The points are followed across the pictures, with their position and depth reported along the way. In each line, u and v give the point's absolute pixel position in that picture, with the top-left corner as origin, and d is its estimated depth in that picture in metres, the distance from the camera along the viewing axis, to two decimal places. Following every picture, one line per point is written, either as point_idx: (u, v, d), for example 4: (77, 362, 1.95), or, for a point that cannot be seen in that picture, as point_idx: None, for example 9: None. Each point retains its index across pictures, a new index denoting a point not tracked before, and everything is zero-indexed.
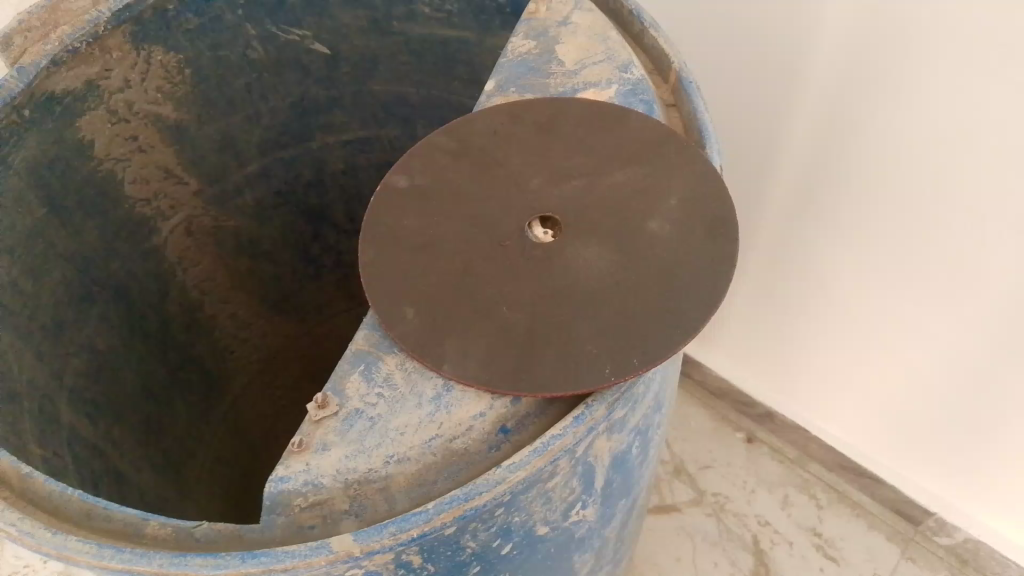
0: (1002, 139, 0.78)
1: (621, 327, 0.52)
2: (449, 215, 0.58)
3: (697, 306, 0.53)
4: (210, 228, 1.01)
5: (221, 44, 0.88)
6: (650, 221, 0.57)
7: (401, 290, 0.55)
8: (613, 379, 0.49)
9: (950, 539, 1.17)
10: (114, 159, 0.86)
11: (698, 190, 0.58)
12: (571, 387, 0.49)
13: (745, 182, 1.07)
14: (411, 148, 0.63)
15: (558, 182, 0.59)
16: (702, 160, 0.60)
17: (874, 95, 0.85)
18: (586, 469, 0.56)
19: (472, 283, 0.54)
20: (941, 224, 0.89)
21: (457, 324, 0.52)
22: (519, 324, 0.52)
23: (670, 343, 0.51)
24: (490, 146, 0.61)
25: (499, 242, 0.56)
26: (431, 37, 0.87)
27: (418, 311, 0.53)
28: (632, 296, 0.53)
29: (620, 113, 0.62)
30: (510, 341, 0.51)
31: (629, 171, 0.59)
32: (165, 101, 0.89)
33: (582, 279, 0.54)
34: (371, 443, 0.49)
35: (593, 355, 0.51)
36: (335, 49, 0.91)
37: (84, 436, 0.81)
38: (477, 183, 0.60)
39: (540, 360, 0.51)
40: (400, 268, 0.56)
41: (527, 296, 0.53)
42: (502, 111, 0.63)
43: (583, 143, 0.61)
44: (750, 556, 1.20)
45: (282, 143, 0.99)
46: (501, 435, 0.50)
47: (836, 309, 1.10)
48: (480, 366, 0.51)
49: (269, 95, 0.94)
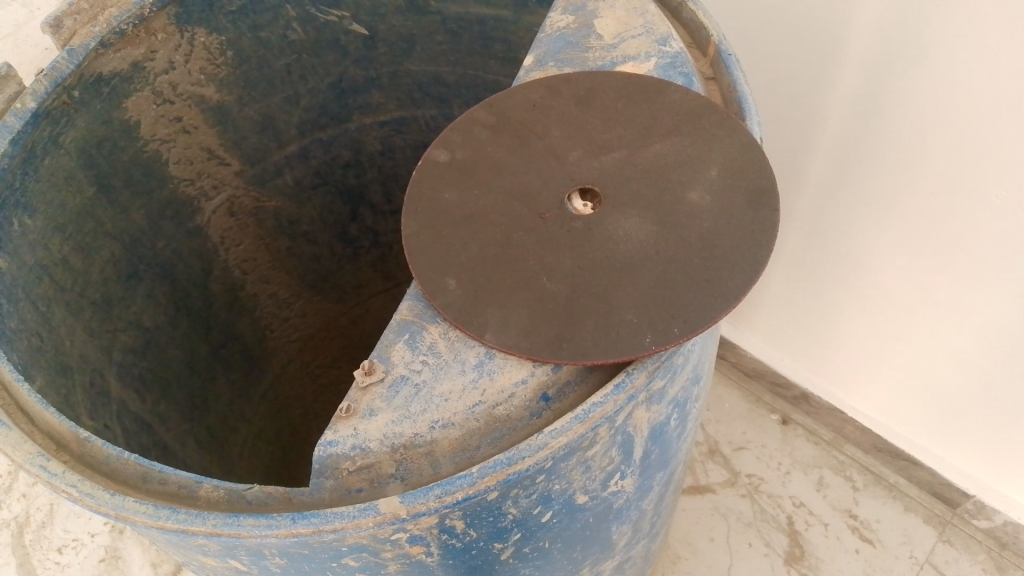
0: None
1: (661, 296, 0.52)
2: (490, 188, 0.59)
3: (738, 276, 0.53)
4: (252, 208, 1.02)
5: (262, 26, 0.89)
6: (690, 192, 0.57)
7: (444, 262, 0.56)
8: (653, 347, 0.50)
9: (989, 521, 1.17)
10: (159, 140, 0.88)
11: (741, 161, 0.58)
12: (611, 354, 0.50)
13: (781, 161, 1.07)
14: (452, 123, 0.63)
15: (597, 154, 0.60)
16: (742, 131, 0.59)
17: (912, 70, 0.84)
18: (625, 439, 0.57)
19: (514, 252, 0.55)
20: (981, 202, 0.88)
21: (498, 293, 0.53)
22: (560, 292, 0.53)
23: (710, 312, 0.52)
24: (530, 119, 0.62)
25: (540, 214, 0.57)
26: (468, 16, 0.88)
27: (460, 282, 0.54)
28: (670, 265, 0.54)
29: (659, 85, 0.62)
30: (551, 310, 0.52)
31: (669, 143, 0.60)
32: (208, 83, 0.90)
33: (620, 250, 0.55)
34: (417, 408, 0.50)
35: (632, 324, 0.51)
36: (372, 29, 0.92)
37: (132, 409, 0.84)
38: (517, 155, 0.60)
39: (581, 329, 0.51)
40: (441, 240, 0.57)
41: (567, 266, 0.54)
42: (539, 84, 0.64)
43: (622, 115, 0.61)
44: (784, 536, 1.21)
45: (321, 124, 1.00)
46: (543, 402, 0.51)
47: (871, 286, 1.09)
48: (521, 335, 0.52)
49: (308, 77, 0.95)
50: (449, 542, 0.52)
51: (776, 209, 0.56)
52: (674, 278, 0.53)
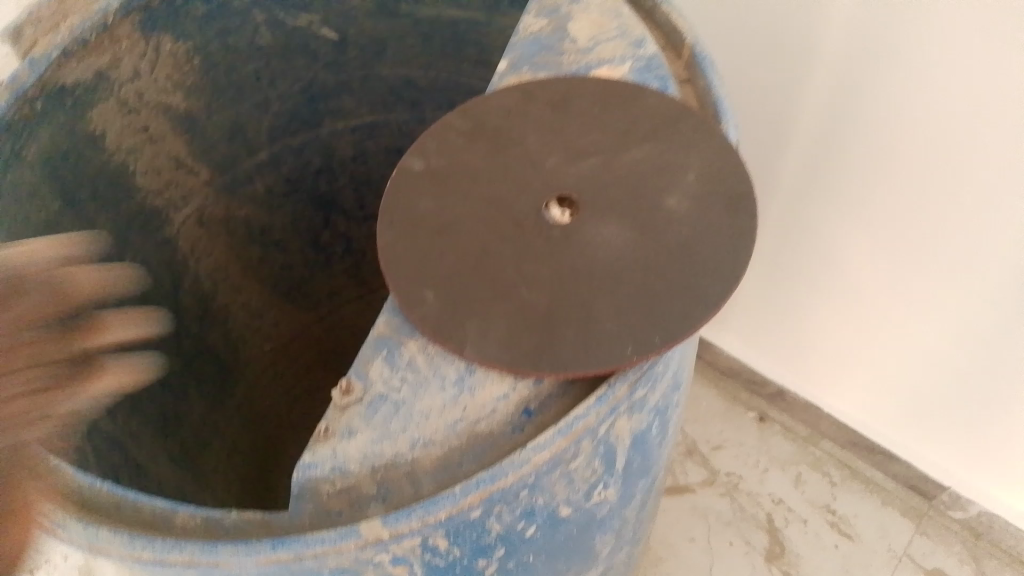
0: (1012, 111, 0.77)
1: (642, 305, 0.52)
2: (466, 197, 0.58)
3: (718, 282, 0.52)
4: (222, 217, 1.01)
5: (230, 31, 0.86)
6: (667, 198, 0.57)
7: (421, 273, 0.55)
8: (635, 358, 0.50)
9: (964, 513, 1.18)
10: (125, 150, 0.86)
11: (717, 165, 0.58)
12: (593, 366, 0.49)
13: (755, 161, 1.07)
14: (426, 130, 0.62)
15: (574, 160, 0.59)
16: (718, 136, 0.59)
17: (885, 70, 0.84)
18: (607, 449, 0.56)
19: (492, 262, 0.54)
20: (954, 199, 0.88)
21: (476, 304, 0.53)
22: (540, 302, 0.52)
23: (692, 320, 0.51)
24: (505, 126, 0.61)
25: (517, 222, 0.56)
26: (440, 19, 0.86)
27: (437, 293, 0.53)
28: (651, 273, 0.53)
29: (634, 91, 0.62)
30: (531, 320, 0.52)
31: (646, 148, 0.59)
32: (174, 91, 0.87)
33: (600, 258, 0.54)
34: (396, 427, 0.49)
35: (614, 333, 0.51)
36: (343, 33, 0.90)
37: (102, 427, 0.82)
38: (492, 162, 0.59)
39: (562, 339, 0.51)
40: (417, 252, 0.56)
41: (546, 275, 0.53)
42: (513, 90, 0.63)
43: (599, 121, 0.60)
44: (764, 534, 1.21)
45: (292, 130, 1.00)
46: (525, 416, 0.50)
47: (844, 283, 1.09)
48: (502, 347, 0.51)
49: (278, 81, 0.94)
50: (432, 562, 0.50)
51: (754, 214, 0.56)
52: (653, 287, 0.53)
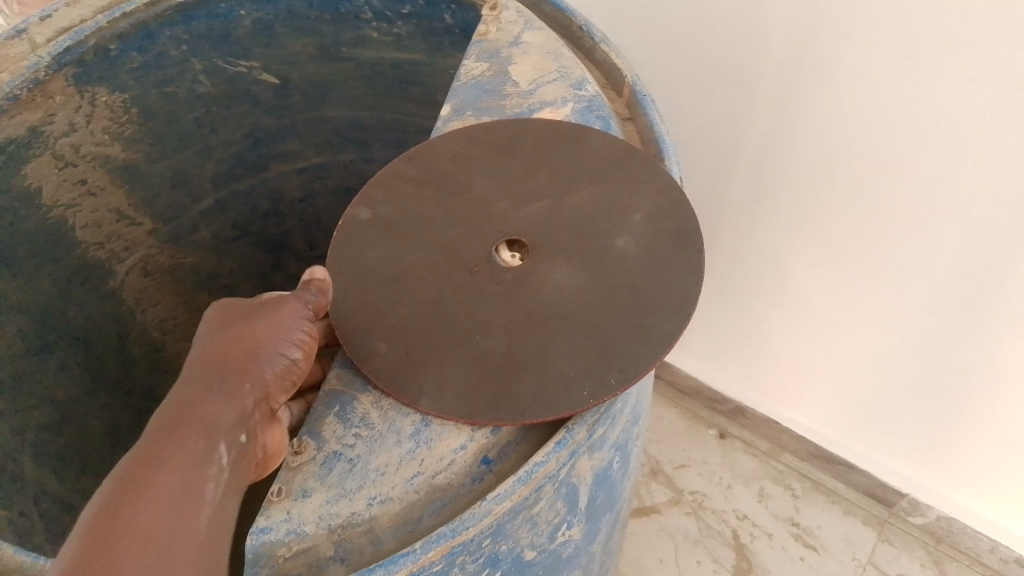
0: (942, 127, 0.80)
1: (598, 346, 0.52)
2: (416, 245, 0.58)
3: (670, 320, 0.53)
4: (168, 266, 1.00)
5: (170, 80, 0.85)
6: (616, 238, 0.57)
7: (374, 324, 0.54)
8: (592, 400, 0.49)
9: (923, 518, 1.20)
10: (63, 206, 0.82)
11: (663, 204, 0.59)
12: (552, 411, 0.49)
13: (702, 186, 1.09)
14: (373, 179, 0.62)
15: (522, 204, 0.59)
16: (663, 174, 0.60)
17: (821, 92, 0.86)
18: (569, 490, 0.56)
19: (445, 310, 0.54)
20: (896, 213, 0.91)
21: (431, 354, 0.52)
22: (494, 348, 0.52)
23: (647, 358, 0.51)
24: (452, 172, 0.61)
25: (469, 269, 0.56)
26: (382, 61, 0.87)
27: (391, 344, 0.53)
28: (604, 313, 0.53)
29: (577, 130, 0.62)
30: (488, 368, 0.51)
31: (593, 188, 0.60)
32: (113, 142, 0.85)
33: (552, 300, 0.54)
34: (353, 485, 0.48)
35: (571, 377, 0.50)
36: (284, 78, 0.90)
37: (50, 490, 0.79)
38: (441, 209, 0.59)
39: (518, 386, 0.50)
40: (368, 303, 0.55)
41: (500, 321, 0.53)
42: (458, 135, 0.63)
43: (544, 162, 0.61)
44: (731, 551, 1.21)
45: (237, 175, 0.98)
46: (484, 466, 0.50)
47: (794, 300, 1.12)
48: (459, 397, 0.50)
49: (220, 128, 0.93)
50: None
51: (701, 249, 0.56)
52: (606, 328, 0.53)
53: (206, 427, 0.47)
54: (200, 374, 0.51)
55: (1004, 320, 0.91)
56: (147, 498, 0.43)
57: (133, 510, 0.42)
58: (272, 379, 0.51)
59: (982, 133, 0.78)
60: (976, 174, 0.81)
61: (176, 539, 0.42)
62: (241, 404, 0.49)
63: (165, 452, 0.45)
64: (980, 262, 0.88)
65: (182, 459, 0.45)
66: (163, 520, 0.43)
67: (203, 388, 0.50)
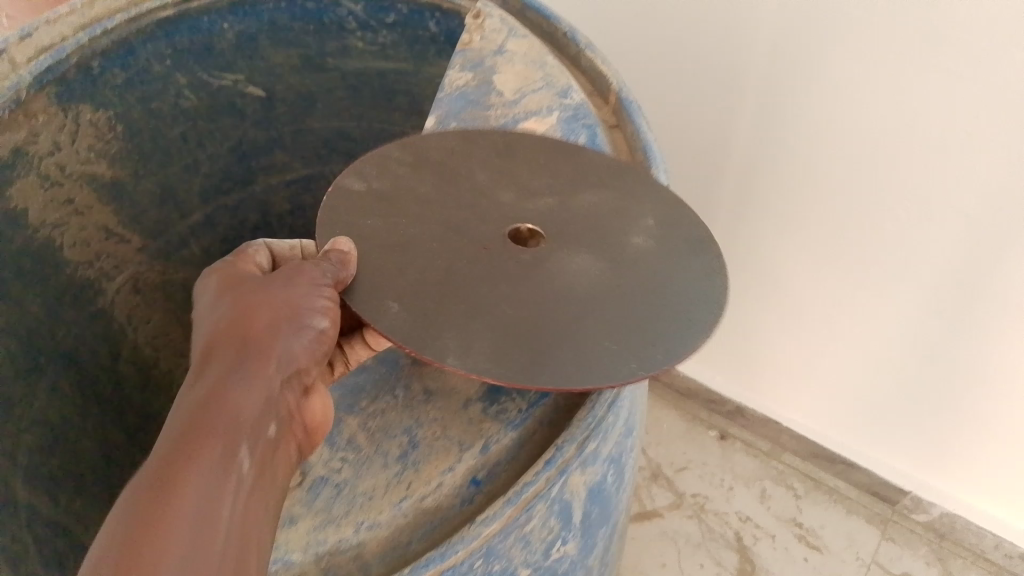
0: (934, 127, 0.80)
1: (632, 324, 0.50)
2: (418, 220, 0.55)
3: (703, 309, 0.51)
4: (157, 282, 0.99)
5: (152, 96, 0.84)
6: (633, 236, 0.56)
7: (384, 286, 0.51)
8: (643, 371, 0.47)
9: (927, 515, 1.19)
10: (50, 226, 0.80)
11: (672, 213, 0.58)
12: (599, 378, 0.46)
13: (694, 189, 1.08)
14: (364, 155, 0.60)
15: (529, 199, 0.58)
16: (662, 189, 0.60)
17: (807, 95, 0.87)
18: (563, 506, 0.55)
19: (458, 284, 0.51)
20: (890, 215, 0.90)
21: (451, 319, 0.49)
22: (519, 322, 0.49)
23: (687, 337, 0.49)
24: (450, 160, 0.60)
25: (481, 246, 0.54)
26: (367, 71, 0.88)
27: (404, 304, 0.49)
28: (632, 298, 0.52)
29: (575, 148, 0.62)
30: (515, 335, 0.48)
31: (598, 195, 0.59)
32: (98, 159, 0.83)
33: (575, 285, 0.52)
34: (339, 511, 0.48)
35: (613, 351, 0.48)
36: (269, 90, 0.91)
37: (45, 516, 0.77)
38: (441, 191, 0.58)
39: (547, 357, 0.47)
40: (368, 272, 0.51)
41: (522, 299, 0.51)
42: (452, 135, 0.62)
43: (546, 166, 0.60)
44: (734, 554, 1.18)
45: (225, 189, 0.99)
46: (473, 487, 0.48)
47: (786, 306, 1.12)
48: (492, 362, 0.46)
49: (206, 142, 0.93)
50: None
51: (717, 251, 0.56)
52: (635, 313, 0.51)
53: (240, 403, 0.41)
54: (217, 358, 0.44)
55: (1003, 317, 0.91)
56: (176, 499, 0.36)
57: (172, 498, 0.37)
58: (303, 353, 0.46)
59: (985, 128, 0.78)
60: (983, 167, 0.80)
61: (208, 544, 0.36)
62: (273, 379, 0.44)
63: (192, 447, 0.39)
64: (980, 260, 0.87)
65: (217, 439, 0.39)
66: (197, 515, 0.37)
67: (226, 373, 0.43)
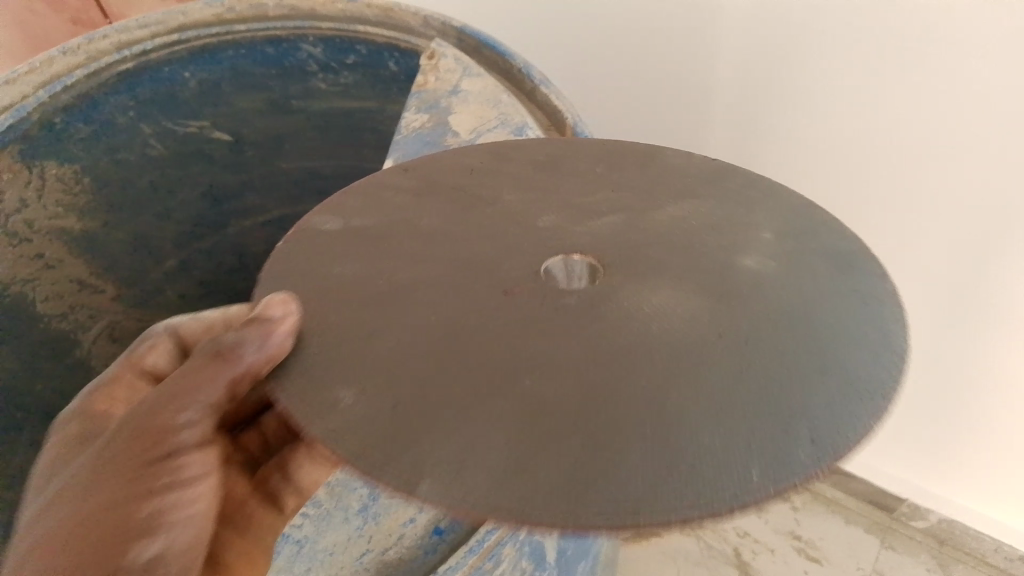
0: (919, 135, 0.76)
1: (762, 391, 0.35)
2: (419, 257, 0.45)
3: (872, 362, 0.38)
4: (136, 329, 0.99)
5: (118, 147, 0.84)
6: (744, 257, 0.44)
7: (353, 359, 0.38)
8: (767, 487, 0.31)
9: (925, 521, 1.17)
10: (21, 281, 0.82)
11: (791, 226, 0.48)
12: (702, 505, 0.30)
13: None
14: (349, 186, 0.52)
15: (584, 219, 0.48)
16: (788, 196, 0.51)
17: (780, 95, 0.85)
18: (535, 547, 0.55)
19: (453, 353, 0.37)
20: (870, 221, 0.87)
21: (464, 397, 0.35)
22: (579, 397, 0.35)
23: (850, 411, 0.35)
24: (469, 184, 0.52)
25: (503, 289, 0.41)
26: (332, 111, 0.89)
27: (370, 388, 0.36)
28: (755, 346, 0.38)
29: (649, 151, 0.56)
30: (570, 414, 0.34)
31: (686, 206, 0.49)
32: (68, 213, 0.84)
33: (658, 331, 0.38)
34: (300, 569, 0.47)
35: (722, 441, 0.33)
36: (237, 135, 0.91)
37: None
38: (456, 220, 0.48)
39: (623, 459, 0.32)
40: (359, 318, 0.40)
41: (570, 359, 0.37)
42: (484, 151, 0.56)
43: (606, 179, 0.52)
44: (734, 569, 1.14)
45: (198, 234, 0.99)
46: (436, 537, 0.48)
47: None
48: (511, 461, 0.32)
49: (177, 189, 0.93)
50: None
51: (886, 277, 0.44)
52: (777, 369, 0.37)
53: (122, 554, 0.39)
54: (83, 539, 0.39)
55: (1001, 323, 0.86)
56: None
57: None
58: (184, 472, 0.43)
59: (966, 136, 0.74)
60: (966, 183, 0.77)
61: None
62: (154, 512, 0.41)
63: None
64: (966, 269, 0.84)
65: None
66: None
67: (99, 557, 0.39)
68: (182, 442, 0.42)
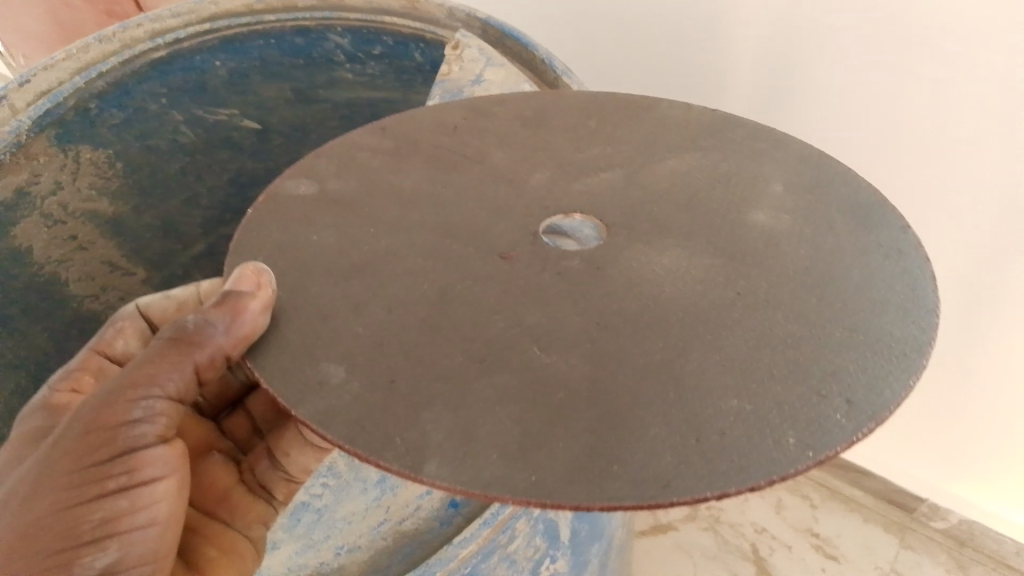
0: (941, 128, 0.75)
1: (786, 356, 0.37)
2: (398, 223, 0.46)
3: (897, 320, 0.39)
4: None
5: (149, 132, 0.87)
6: (755, 213, 0.46)
7: (333, 333, 0.39)
8: (808, 461, 0.32)
9: (945, 522, 1.13)
10: (55, 262, 0.85)
11: (796, 177, 0.49)
12: (737, 479, 0.32)
13: None
14: (320, 147, 0.52)
15: (582, 175, 0.50)
16: (756, 139, 0.52)
17: (796, 100, 0.81)
18: (548, 525, 0.56)
19: (441, 326, 0.39)
20: None
21: (468, 367, 0.37)
22: (596, 358, 0.38)
23: (873, 369, 0.36)
24: (450, 143, 0.52)
25: (499, 255, 0.43)
26: (357, 100, 0.89)
27: (356, 366, 0.37)
28: (777, 308, 0.40)
29: (648, 103, 0.56)
30: (587, 382, 0.37)
31: (683, 157, 0.51)
32: (99, 198, 0.87)
33: (661, 299, 0.40)
34: (320, 536, 0.53)
35: (742, 411, 0.35)
36: (264, 122, 0.92)
37: None
38: (442, 181, 0.49)
39: (637, 430, 0.34)
40: (352, 297, 0.41)
41: (571, 330, 0.39)
42: (460, 106, 0.56)
43: (596, 135, 0.53)
44: (750, 565, 1.13)
45: (225, 219, 0.99)
46: (451, 509, 0.54)
47: None
48: (518, 419, 0.35)
49: (204, 175, 0.94)
50: None
51: (907, 226, 0.45)
52: (807, 336, 0.38)
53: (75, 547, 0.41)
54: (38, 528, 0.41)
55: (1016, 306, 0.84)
56: None
57: None
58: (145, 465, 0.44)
59: (981, 126, 0.73)
60: (980, 172, 0.76)
61: None
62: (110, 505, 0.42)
63: None
64: (986, 261, 0.83)
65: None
66: None
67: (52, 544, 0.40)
68: (140, 435, 0.44)
